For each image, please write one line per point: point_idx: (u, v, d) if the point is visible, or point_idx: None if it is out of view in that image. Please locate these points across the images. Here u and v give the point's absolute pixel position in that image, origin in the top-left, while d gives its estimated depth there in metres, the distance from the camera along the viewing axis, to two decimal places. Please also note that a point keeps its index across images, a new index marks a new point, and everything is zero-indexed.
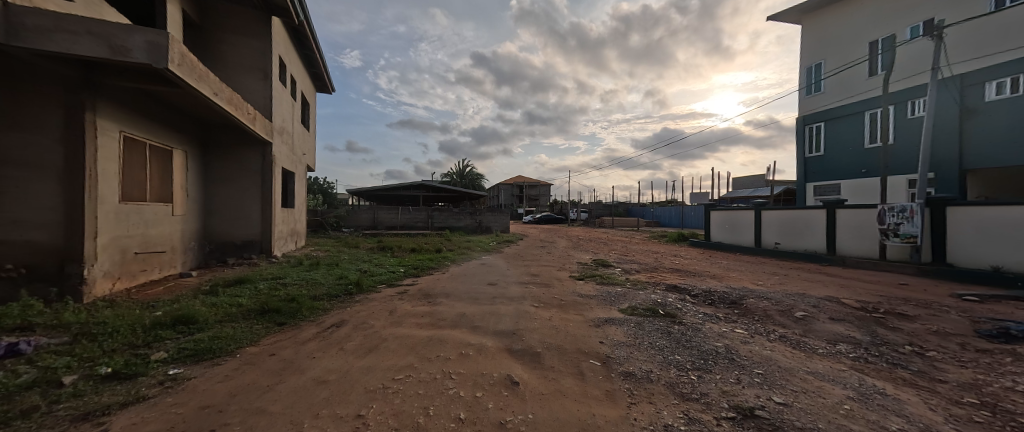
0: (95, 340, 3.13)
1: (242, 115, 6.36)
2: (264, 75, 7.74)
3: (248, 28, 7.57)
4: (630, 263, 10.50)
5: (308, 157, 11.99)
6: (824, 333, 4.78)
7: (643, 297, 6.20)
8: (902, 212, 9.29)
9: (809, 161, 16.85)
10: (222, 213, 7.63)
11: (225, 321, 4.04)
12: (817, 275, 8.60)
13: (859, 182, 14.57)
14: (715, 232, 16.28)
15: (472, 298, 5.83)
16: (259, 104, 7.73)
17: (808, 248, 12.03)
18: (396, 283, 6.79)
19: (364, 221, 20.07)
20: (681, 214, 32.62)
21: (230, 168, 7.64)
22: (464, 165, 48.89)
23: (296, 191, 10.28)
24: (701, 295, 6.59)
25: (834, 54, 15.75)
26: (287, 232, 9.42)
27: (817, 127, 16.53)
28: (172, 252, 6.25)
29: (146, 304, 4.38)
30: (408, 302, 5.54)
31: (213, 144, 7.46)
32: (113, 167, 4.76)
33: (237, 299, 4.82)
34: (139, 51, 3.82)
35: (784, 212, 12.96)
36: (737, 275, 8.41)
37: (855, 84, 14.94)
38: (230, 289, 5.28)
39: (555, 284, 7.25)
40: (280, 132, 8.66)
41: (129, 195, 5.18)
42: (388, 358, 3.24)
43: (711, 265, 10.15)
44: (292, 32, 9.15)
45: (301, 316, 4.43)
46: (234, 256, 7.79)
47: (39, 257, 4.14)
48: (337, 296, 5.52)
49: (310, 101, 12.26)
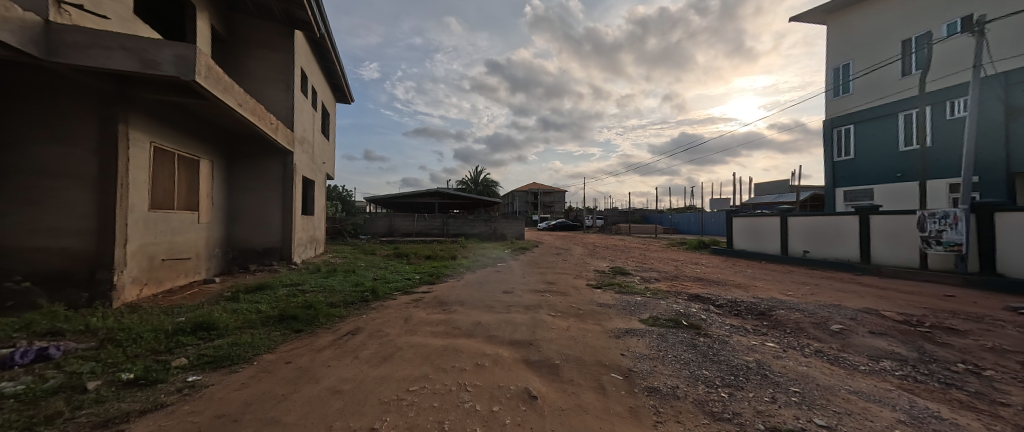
0: (120, 345, 3.21)
1: (265, 125, 6.56)
2: (286, 86, 7.99)
3: (272, 41, 7.84)
4: (649, 271, 10.17)
5: (327, 166, 12.29)
6: (865, 348, 4.42)
7: (666, 307, 5.95)
8: (944, 218, 8.71)
9: (838, 165, 16.08)
10: (244, 221, 7.85)
11: (244, 327, 4.09)
12: (852, 285, 8.07)
13: (895, 186, 13.78)
14: (738, 240, 15.67)
15: (486, 307, 5.73)
16: (281, 114, 7.96)
17: (839, 257, 11.39)
18: (412, 290, 6.76)
19: (380, 228, 20.35)
20: (701, 220, 31.73)
21: (253, 177, 7.88)
22: (478, 173, 49.27)
23: (316, 199, 10.54)
24: (726, 306, 6.27)
25: (863, 54, 14.98)
26: (306, 239, 9.62)
27: (846, 129, 15.80)
28: (197, 258, 6.44)
29: (170, 309, 4.49)
30: (423, 309, 5.51)
31: (237, 154, 7.73)
32: (144, 176, 4.97)
33: (257, 305, 4.88)
34: (168, 64, 4.00)
35: (812, 218, 12.34)
36: (764, 285, 7.99)
37: (888, 85, 14.18)
38: (251, 295, 5.37)
39: (572, 292, 7.06)
40: (300, 141, 8.89)
41: (159, 203, 5.40)
42: (402, 367, 3.18)
43: (735, 274, 9.71)
44: (313, 44, 9.45)
45: (317, 322, 4.44)
46: (255, 262, 7.97)
47: (72, 263, 4.32)
48: (353, 303, 5.54)
49: (330, 112, 12.60)
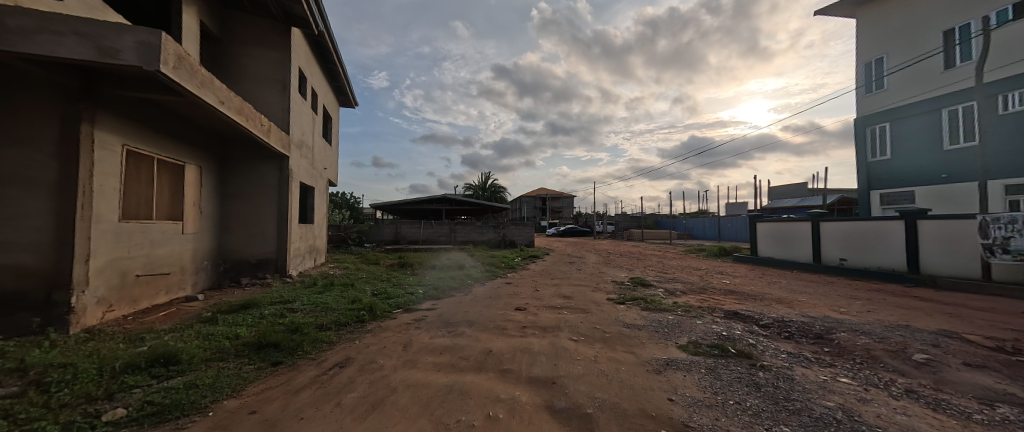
0: (48, 390, 2.59)
1: (254, 126, 6.00)
2: (282, 87, 7.49)
3: (267, 39, 7.38)
4: (674, 283, 9.32)
5: (329, 172, 11.82)
6: (966, 387, 3.54)
7: (705, 329, 5.12)
8: (1011, 223, 7.70)
9: (873, 166, 15.04)
10: (237, 230, 7.31)
11: (213, 360, 3.48)
12: (912, 301, 7.07)
13: (941, 187, 12.69)
14: (764, 247, 14.70)
15: (498, 329, 5.01)
16: (277, 116, 7.46)
17: (882, 266, 10.35)
18: (414, 308, 6.08)
19: (386, 236, 19.80)
20: (717, 225, 30.53)
21: (247, 183, 7.36)
22: (486, 178, 48.84)
23: (316, 206, 10.05)
24: (773, 326, 5.41)
25: (898, 47, 13.93)
26: (304, 249, 9.04)
27: (881, 127, 14.79)
28: (181, 273, 5.89)
29: (133, 336, 3.88)
30: (426, 332, 4.82)
31: (229, 159, 7.22)
32: (113, 183, 4.45)
33: (236, 329, 4.25)
34: (129, 52, 3.44)
35: (849, 224, 11.35)
36: (808, 300, 7.07)
37: (928, 79, 13.11)
38: (233, 316, 4.74)
39: (593, 309, 6.29)
40: (298, 145, 8.37)
41: (133, 213, 4.87)
42: (393, 422, 2.48)
43: (770, 286, 8.76)
44: (314, 44, 9.01)
45: (301, 351, 3.78)
46: (248, 275, 7.39)
47: (25, 282, 3.78)
48: (346, 324, 4.88)
49: (332, 115, 12.15)
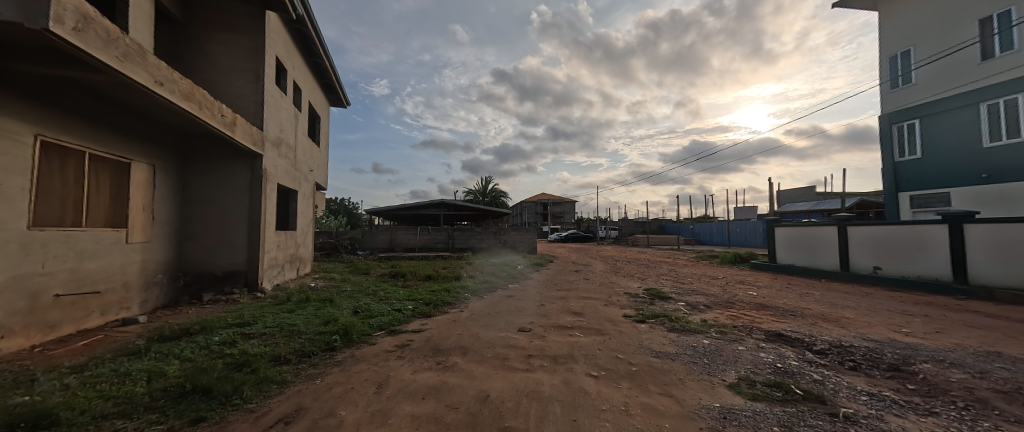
0: None
1: (212, 117, 5.12)
2: (255, 77, 6.66)
3: (239, 23, 6.60)
4: (694, 295, 8.38)
5: (315, 174, 10.97)
6: None
7: (753, 358, 4.13)
8: None
9: (902, 166, 14.21)
10: (201, 239, 6.45)
11: (111, 416, 2.55)
12: (978, 318, 6.08)
13: (983, 188, 11.74)
14: (783, 253, 13.73)
15: (497, 359, 4.07)
16: (248, 110, 6.64)
17: (922, 275, 9.38)
18: (399, 329, 5.14)
19: (380, 243, 18.87)
20: (726, 230, 29.67)
21: (213, 186, 6.50)
22: (487, 183, 48.03)
23: (299, 211, 9.23)
24: (832, 353, 4.45)
25: (928, 38, 13.14)
26: (283, 259, 8.15)
27: (909, 125, 13.99)
28: (120, 289, 4.95)
29: (21, 379, 2.95)
30: (409, 364, 3.88)
31: (192, 158, 6.39)
32: (18, 181, 3.57)
33: (163, 367, 3.33)
34: (5, 4, 2.59)
35: (881, 229, 10.42)
36: (857, 317, 6.12)
37: (962, 72, 12.30)
38: (169, 346, 3.83)
39: (610, 329, 5.35)
40: (276, 143, 7.54)
41: (48, 220, 3.97)
42: None
43: (803, 300, 7.77)
44: (294, 32, 8.22)
45: (237, 400, 2.86)
46: (213, 290, 6.49)
47: None
48: (312, 353, 3.96)
49: (320, 113, 11.39)
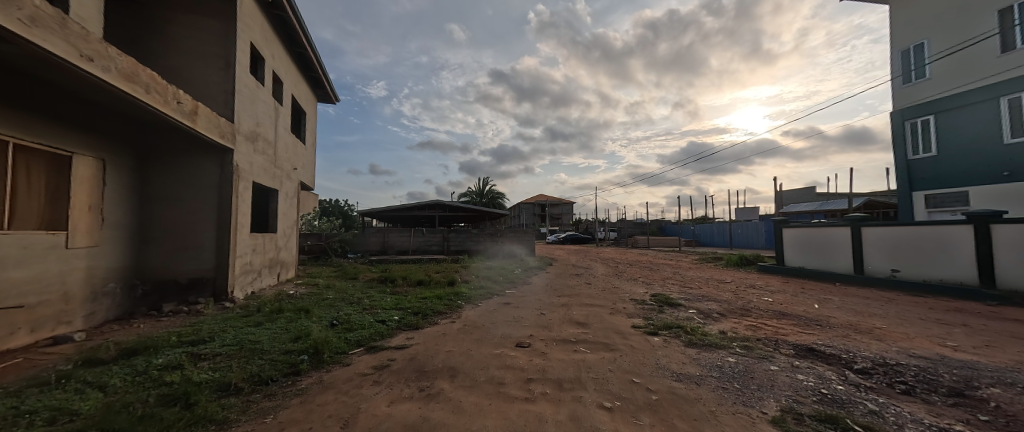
0: None
1: (163, 103, 4.47)
2: (225, 63, 6.04)
3: (207, 5, 5.98)
4: (705, 301, 7.79)
5: (300, 172, 10.31)
6: None
7: (791, 382, 3.53)
8: None
9: (915, 164, 13.78)
10: (164, 243, 5.82)
11: None
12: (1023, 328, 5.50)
13: (1004, 186, 11.28)
14: (792, 255, 13.20)
15: (491, 384, 3.46)
16: (218, 99, 6.02)
17: (946, 278, 8.83)
18: (379, 345, 4.51)
19: (372, 245, 18.21)
20: (728, 231, 29.18)
21: (177, 184, 5.88)
22: (485, 184, 47.38)
23: (280, 212, 8.60)
24: (880, 374, 3.85)
25: (944, 30, 12.70)
26: (260, 264, 7.50)
27: (923, 121, 13.56)
28: (58, 301, 4.30)
29: None
30: (384, 393, 3.25)
31: (154, 153, 5.76)
32: None
33: (76, 403, 2.69)
34: None
35: (899, 230, 9.89)
36: (892, 328, 5.52)
37: (980, 66, 11.86)
38: (98, 372, 3.20)
39: (619, 344, 4.74)
40: (251, 137, 6.90)
41: None
42: None
43: (825, 307, 7.18)
44: (272, 17, 7.60)
45: None
46: (176, 300, 5.86)
47: None
48: (270, 380, 3.33)
49: (306, 108, 10.76)
